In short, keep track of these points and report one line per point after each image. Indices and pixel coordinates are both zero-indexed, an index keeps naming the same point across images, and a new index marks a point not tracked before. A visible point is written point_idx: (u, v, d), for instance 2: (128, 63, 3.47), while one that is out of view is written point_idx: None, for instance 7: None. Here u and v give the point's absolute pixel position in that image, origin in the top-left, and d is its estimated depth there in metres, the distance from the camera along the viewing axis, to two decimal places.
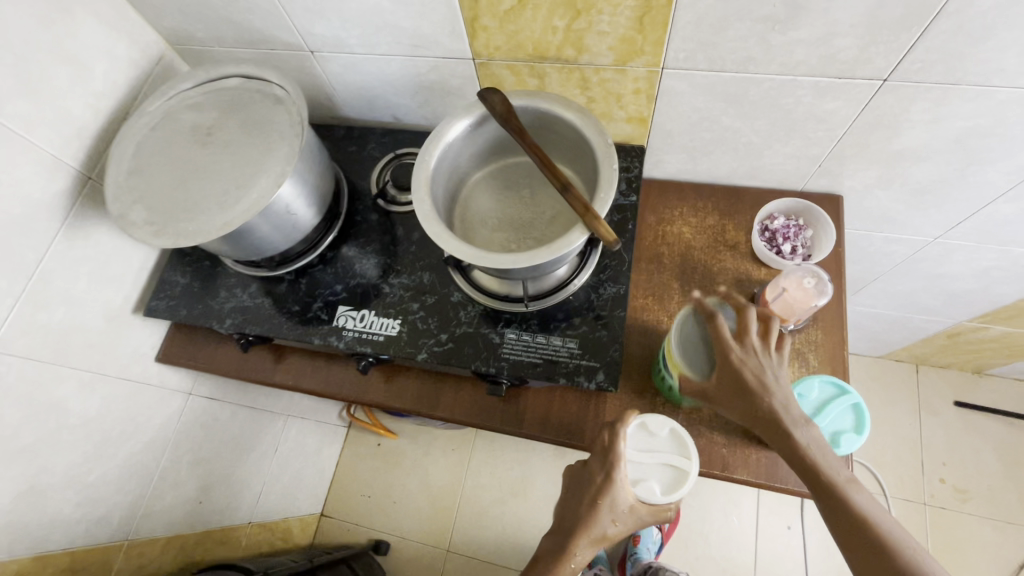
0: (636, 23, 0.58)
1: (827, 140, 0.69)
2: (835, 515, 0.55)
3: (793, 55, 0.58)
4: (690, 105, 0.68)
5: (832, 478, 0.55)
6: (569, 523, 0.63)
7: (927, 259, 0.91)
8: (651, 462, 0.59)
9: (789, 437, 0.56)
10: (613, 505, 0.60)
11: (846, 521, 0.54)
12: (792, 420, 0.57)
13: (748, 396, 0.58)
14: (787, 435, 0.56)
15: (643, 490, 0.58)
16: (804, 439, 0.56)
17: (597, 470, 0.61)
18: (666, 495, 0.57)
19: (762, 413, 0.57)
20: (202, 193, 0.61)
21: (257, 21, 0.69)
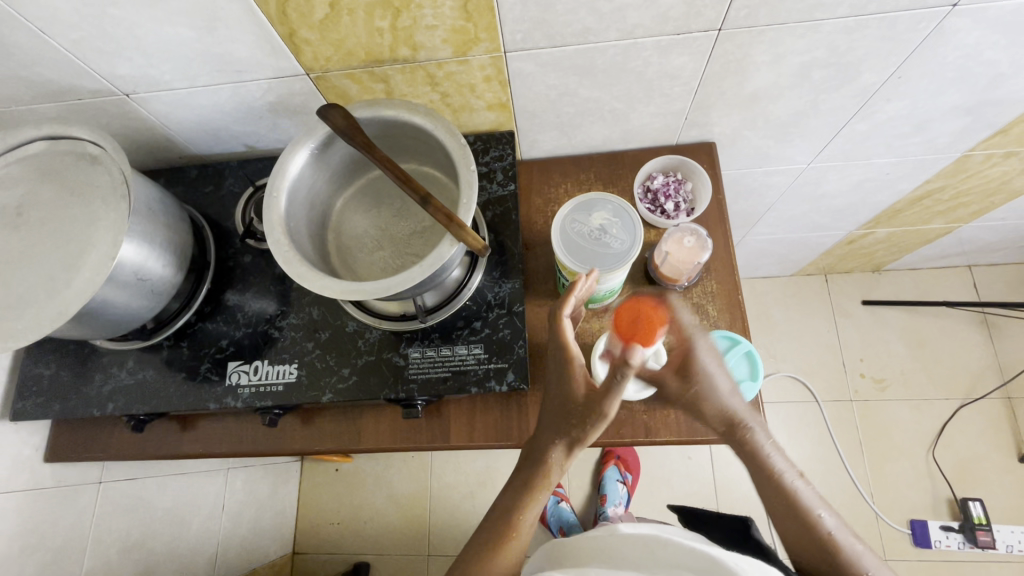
0: (461, 12, 0.54)
1: (685, 94, 0.68)
2: (787, 519, 0.56)
3: (627, 19, 0.56)
4: (545, 84, 0.66)
5: (776, 471, 0.57)
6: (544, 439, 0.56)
7: (806, 183, 0.95)
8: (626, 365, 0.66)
9: (742, 429, 0.59)
10: (592, 406, 0.54)
11: (797, 529, 0.55)
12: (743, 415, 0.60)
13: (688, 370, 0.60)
14: (742, 430, 0.59)
15: (620, 388, 0.65)
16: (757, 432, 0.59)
17: (566, 377, 0.56)
18: (640, 392, 0.65)
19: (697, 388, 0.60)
20: (25, 283, 0.54)
21: (50, 72, 0.61)
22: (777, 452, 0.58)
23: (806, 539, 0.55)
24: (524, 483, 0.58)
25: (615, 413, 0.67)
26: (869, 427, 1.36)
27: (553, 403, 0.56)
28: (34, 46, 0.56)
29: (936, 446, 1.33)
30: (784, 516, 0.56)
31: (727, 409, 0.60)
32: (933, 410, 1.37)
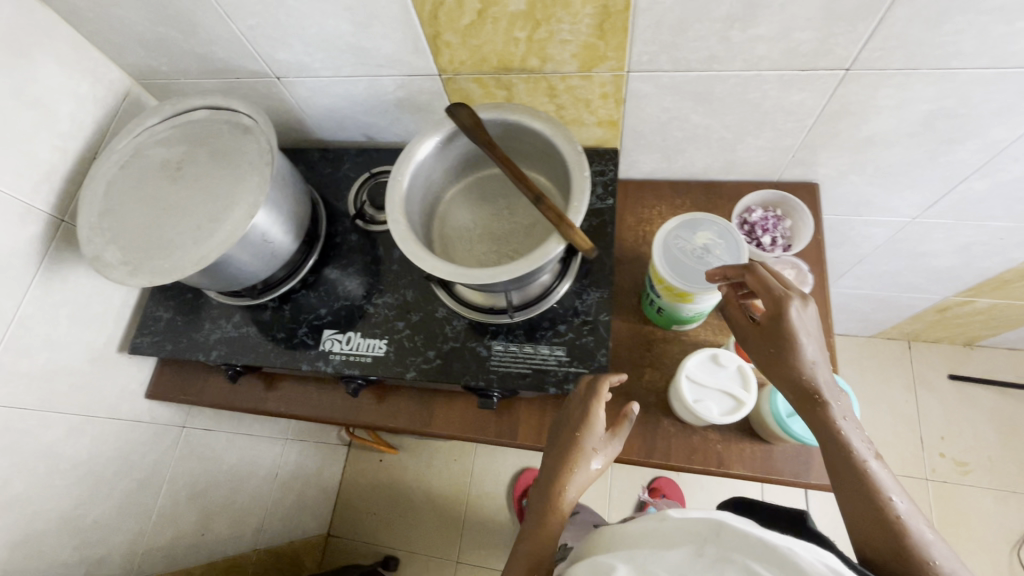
0: (596, 30, 0.57)
1: (797, 131, 0.69)
2: (861, 508, 0.47)
3: (755, 51, 0.57)
4: (659, 107, 0.68)
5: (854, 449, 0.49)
6: (558, 457, 0.57)
7: (907, 239, 0.91)
8: (710, 386, 0.60)
9: (817, 402, 0.51)
10: (595, 430, 0.57)
11: (870, 513, 0.47)
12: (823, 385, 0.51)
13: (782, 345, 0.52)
14: (822, 403, 0.51)
15: (701, 408, 0.59)
16: (838, 411, 0.51)
17: (577, 405, 0.59)
18: (723, 416, 0.58)
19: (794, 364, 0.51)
20: (177, 229, 0.61)
21: (221, 51, 0.69)
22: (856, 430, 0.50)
23: (874, 527, 0.46)
24: (540, 510, 0.55)
25: (688, 440, 0.68)
26: (944, 511, 1.25)
27: (560, 433, 0.59)
28: (215, 26, 0.64)
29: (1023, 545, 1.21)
30: (852, 499, 0.48)
31: (808, 377, 0.51)
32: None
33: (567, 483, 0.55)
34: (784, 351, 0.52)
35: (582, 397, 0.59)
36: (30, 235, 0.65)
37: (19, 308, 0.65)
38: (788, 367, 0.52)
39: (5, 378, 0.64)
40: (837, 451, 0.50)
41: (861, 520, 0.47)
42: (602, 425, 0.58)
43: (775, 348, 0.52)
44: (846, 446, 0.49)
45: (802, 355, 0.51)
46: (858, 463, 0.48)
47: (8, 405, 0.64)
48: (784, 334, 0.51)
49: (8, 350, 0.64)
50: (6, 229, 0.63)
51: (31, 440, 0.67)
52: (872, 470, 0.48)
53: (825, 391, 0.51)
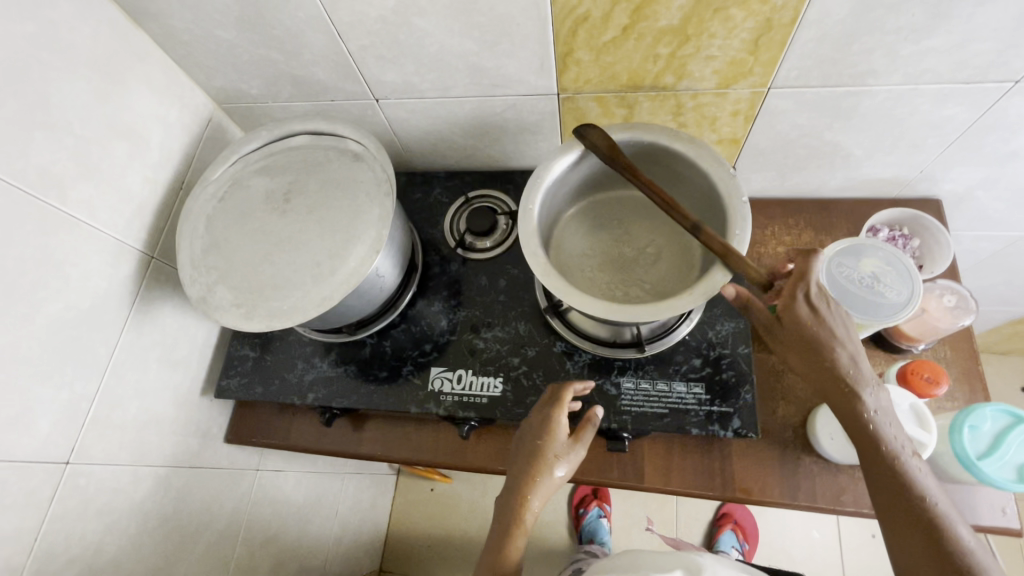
0: (750, 45, 0.53)
1: (936, 147, 0.65)
2: (894, 500, 0.48)
3: (921, 64, 0.53)
4: (791, 124, 0.64)
5: (892, 448, 0.48)
6: (519, 470, 0.57)
7: (1015, 253, 0.88)
8: None
9: (854, 401, 0.49)
10: (554, 442, 0.57)
11: (909, 511, 0.47)
12: (860, 384, 0.50)
13: (817, 350, 0.50)
14: (856, 399, 0.50)
15: None
16: (871, 404, 0.50)
17: (538, 417, 0.58)
18: None
19: (829, 365, 0.50)
20: (292, 267, 0.56)
21: (322, 73, 0.64)
22: (893, 429, 0.49)
23: (915, 529, 0.47)
24: (506, 520, 0.56)
25: (833, 479, 0.63)
26: None
27: (522, 444, 0.58)
28: (323, 47, 0.60)
29: None
30: (889, 498, 0.48)
31: (843, 376, 0.50)
32: None
33: (529, 493, 0.56)
34: (814, 351, 0.50)
35: (542, 406, 0.59)
36: (122, 275, 0.60)
37: (113, 356, 0.59)
38: (820, 364, 0.50)
39: (99, 433, 0.58)
40: (866, 443, 0.49)
41: (894, 513, 0.48)
42: (562, 435, 0.57)
43: (808, 351, 0.50)
44: (880, 440, 0.49)
45: (835, 355, 0.50)
46: (890, 460, 0.48)
47: (100, 462, 0.59)
48: (811, 336, 0.50)
49: (101, 402, 0.58)
50: (102, 270, 0.57)
51: (123, 499, 0.62)
52: (906, 462, 0.48)
53: (859, 386, 0.50)
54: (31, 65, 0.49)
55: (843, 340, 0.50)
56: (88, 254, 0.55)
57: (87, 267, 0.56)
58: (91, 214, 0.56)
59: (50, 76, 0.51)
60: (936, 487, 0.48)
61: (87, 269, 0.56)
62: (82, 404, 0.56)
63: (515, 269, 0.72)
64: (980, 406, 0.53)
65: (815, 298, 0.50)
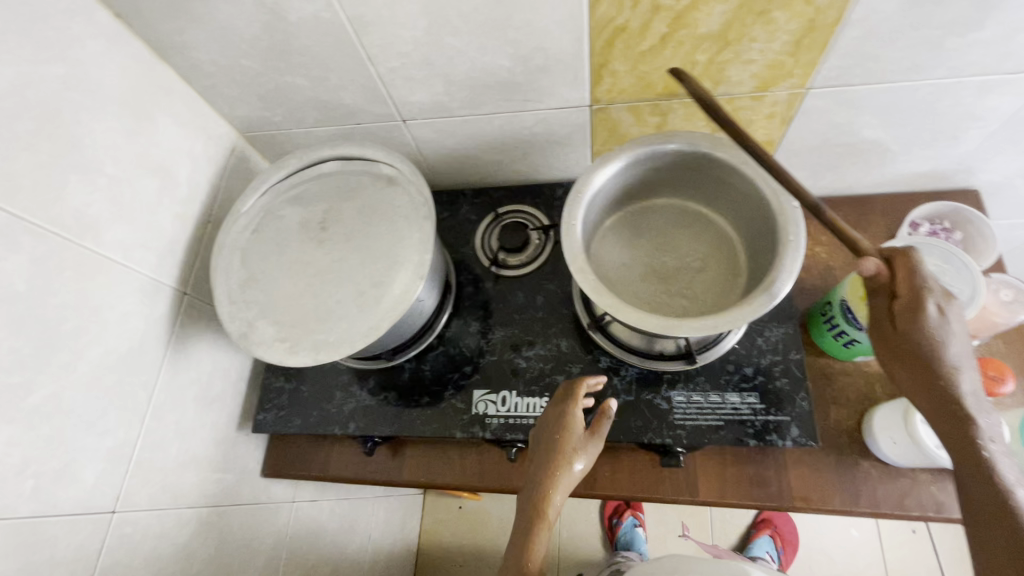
0: (791, 47, 0.52)
1: (977, 138, 0.64)
2: (991, 529, 0.42)
3: (966, 57, 0.52)
4: (828, 123, 0.63)
5: (1003, 479, 0.43)
6: (539, 467, 0.55)
7: None
8: None
9: (963, 420, 0.45)
10: (571, 434, 0.55)
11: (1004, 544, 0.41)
12: (974, 405, 0.45)
13: (923, 361, 0.46)
14: (965, 419, 0.45)
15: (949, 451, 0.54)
16: (985, 429, 0.44)
17: (555, 411, 0.57)
18: None
19: (936, 378, 0.46)
20: (335, 298, 0.54)
21: (349, 97, 0.63)
22: (1008, 462, 0.43)
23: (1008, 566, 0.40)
24: (525, 520, 0.54)
25: (895, 482, 0.61)
26: None
27: (540, 439, 0.57)
28: (351, 71, 0.59)
29: None
30: (986, 530, 0.42)
31: (952, 392, 0.45)
32: None
33: (548, 491, 0.54)
34: (922, 360, 0.46)
35: (557, 403, 0.58)
36: (158, 314, 0.58)
37: (152, 398, 0.58)
38: (926, 377, 0.46)
39: (142, 478, 0.57)
40: (970, 469, 0.44)
41: (989, 545, 0.42)
42: (579, 426, 0.56)
43: (914, 361, 0.47)
44: (990, 469, 0.43)
45: (944, 368, 0.46)
46: (998, 490, 0.42)
47: (145, 508, 0.57)
48: (925, 341, 0.46)
49: (143, 446, 0.57)
50: (138, 311, 0.56)
51: (169, 544, 0.60)
52: (1019, 499, 0.42)
53: (973, 408, 0.45)
54: (64, 107, 0.48)
55: (960, 354, 0.46)
56: (125, 296, 0.54)
57: (124, 309, 0.54)
58: (126, 255, 0.54)
59: (81, 117, 0.50)
60: None
61: (125, 311, 0.54)
62: (125, 450, 0.55)
63: (551, 284, 0.71)
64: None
65: (940, 301, 0.46)
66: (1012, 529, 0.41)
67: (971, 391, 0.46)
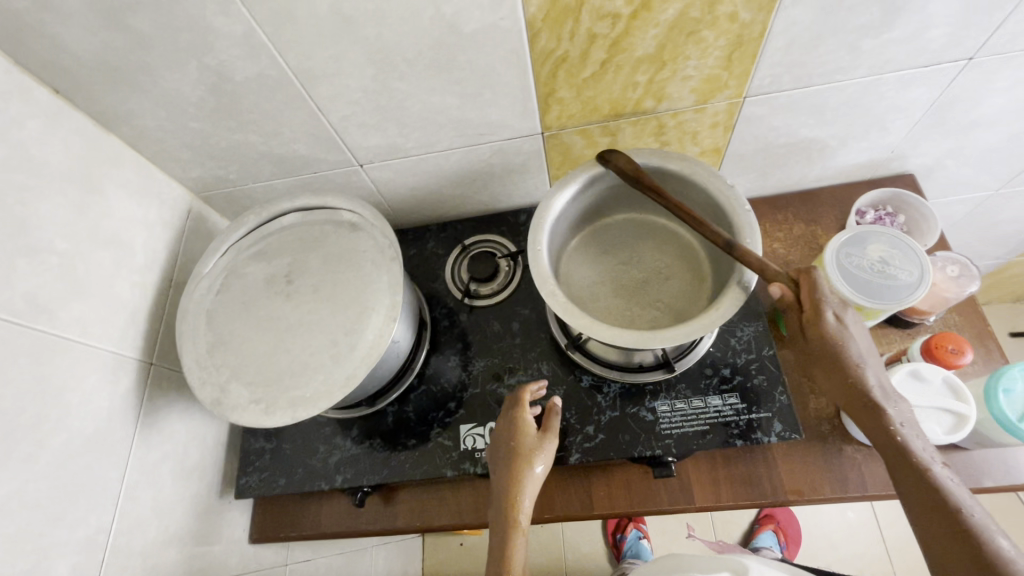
0: (723, 61, 0.55)
1: (904, 127, 0.68)
2: (922, 504, 0.46)
3: (883, 56, 0.56)
4: (767, 127, 0.66)
5: (919, 457, 0.47)
6: (498, 477, 0.57)
7: (986, 212, 0.92)
8: (924, 407, 0.56)
9: (876, 410, 0.50)
10: (524, 436, 0.58)
11: (935, 513, 0.45)
12: (883, 395, 0.51)
13: (834, 362, 0.52)
14: (878, 410, 0.50)
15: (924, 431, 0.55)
16: (896, 416, 0.50)
17: (505, 420, 0.60)
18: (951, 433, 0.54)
19: (848, 375, 0.51)
20: (309, 351, 0.53)
21: (303, 148, 0.63)
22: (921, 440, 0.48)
23: (944, 534, 0.44)
24: (501, 534, 0.55)
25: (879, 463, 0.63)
26: None
27: (497, 450, 0.59)
28: (302, 122, 0.59)
29: None
30: (918, 505, 0.46)
31: (863, 386, 0.51)
32: None
33: (517, 496, 0.55)
34: (835, 363, 0.52)
35: (506, 413, 0.61)
36: (124, 390, 0.56)
37: (125, 478, 0.55)
38: (841, 379, 0.52)
39: (121, 565, 0.54)
40: (890, 453, 0.49)
41: (925, 520, 0.45)
42: (530, 428, 0.59)
43: (829, 364, 0.52)
44: (907, 449, 0.48)
45: (852, 364, 0.51)
46: (919, 467, 0.47)
47: None
48: (834, 348, 0.52)
49: (120, 530, 0.54)
50: (102, 390, 0.54)
51: None
52: (938, 472, 0.46)
53: (880, 398, 0.50)
54: (8, 188, 0.47)
55: (862, 352, 0.52)
56: (87, 376, 0.52)
57: (87, 389, 0.52)
58: (84, 333, 0.52)
59: (25, 198, 0.48)
60: (974, 501, 0.45)
61: (87, 391, 0.52)
62: (100, 538, 0.52)
63: (525, 309, 0.71)
64: (1005, 368, 0.55)
65: (836, 309, 0.52)
66: (938, 502, 0.45)
67: (879, 383, 0.51)
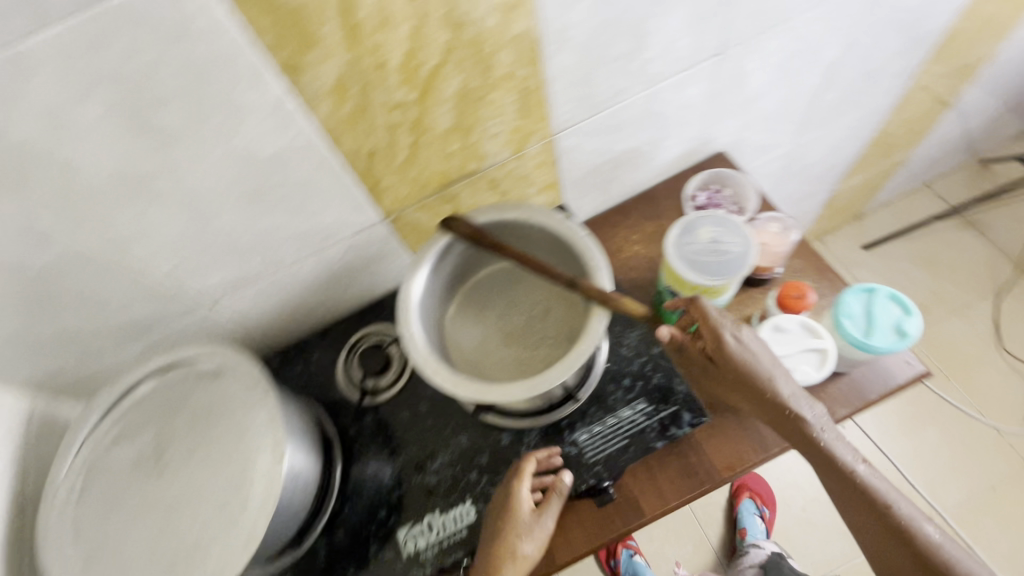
0: (519, 112, 0.60)
1: (697, 118, 0.77)
2: (849, 494, 0.57)
3: (649, 71, 0.64)
4: (586, 152, 0.72)
5: (840, 457, 0.57)
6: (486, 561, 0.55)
7: (797, 160, 1.05)
8: (796, 353, 0.61)
9: (799, 422, 0.57)
10: (518, 516, 0.56)
11: (864, 502, 0.56)
12: (795, 403, 0.57)
13: (749, 387, 0.58)
14: (800, 421, 0.57)
15: (802, 374, 0.61)
16: (815, 424, 0.57)
17: (502, 499, 0.58)
18: (822, 369, 0.61)
19: (766, 397, 0.57)
20: (198, 524, 0.49)
21: (140, 309, 0.59)
22: (837, 439, 0.57)
23: (869, 515, 0.56)
24: None
25: None
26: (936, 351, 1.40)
27: (489, 531, 0.57)
28: (128, 285, 0.56)
29: (1004, 343, 1.38)
30: (844, 494, 0.57)
31: (781, 400, 0.57)
32: (979, 313, 1.42)
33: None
34: (752, 388, 0.57)
35: (504, 485, 0.59)
36: None
37: None
38: (760, 398, 0.57)
39: None
40: (826, 462, 0.57)
41: (854, 506, 0.57)
42: (527, 507, 0.57)
43: (746, 390, 0.58)
44: (830, 453, 0.57)
45: (769, 386, 0.57)
46: (842, 467, 0.57)
47: None
48: (746, 373, 0.57)
49: None
50: None
51: None
52: (856, 466, 0.57)
53: (796, 407, 0.57)
54: None
55: (769, 366, 0.58)
56: None
57: None
58: None
59: None
60: (878, 476, 0.57)
61: None
62: None
63: (429, 388, 0.70)
64: (844, 298, 0.62)
65: (733, 331, 0.58)
66: (863, 494, 0.56)
67: (791, 391, 0.58)
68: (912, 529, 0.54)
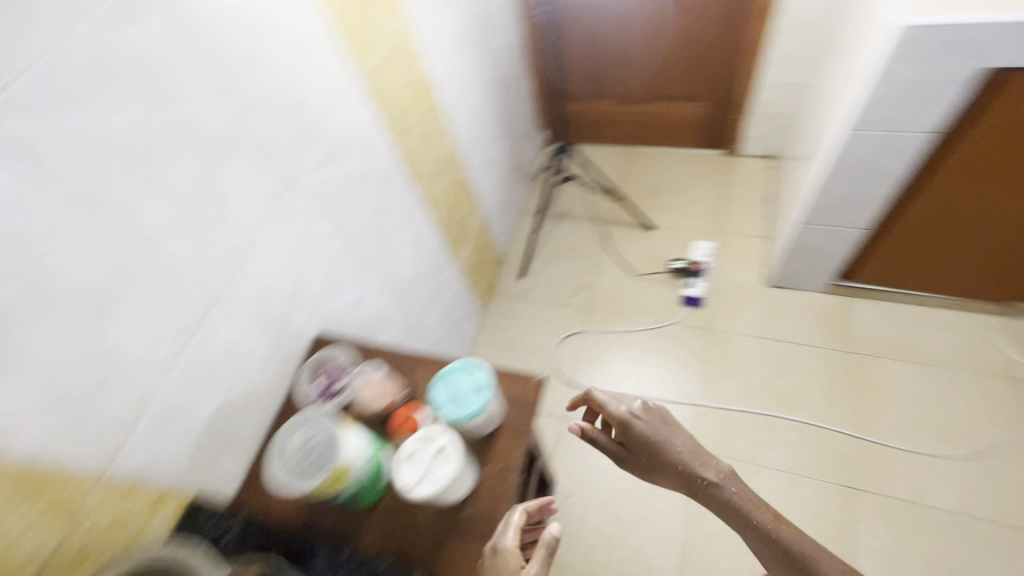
0: (30, 500, 0.55)
1: (257, 341, 0.83)
2: (720, 504, 0.84)
3: (154, 363, 0.67)
4: (167, 450, 0.70)
5: (726, 479, 0.84)
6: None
7: (395, 283, 1.23)
8: (427, 465, 0.68)
9: (680, 462, 0.83)
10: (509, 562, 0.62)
11: (730, 505, 0.83)
12: (688, 460, 0.84)
13: (661, 457, 0.83)
14: (692, 468, 0.83)
15: (444, 474, 0.68)
16: (694, 462, 0.84)
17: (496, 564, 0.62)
18: (453, 455, 0.68)
19: (679, 468, 0.83)
20: None
21: None
22: (709, 469, 0.84)
23: (734, 512, 0.83)
24: None
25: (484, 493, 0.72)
26: (608, 305, 1.77)
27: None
28: None
29: (630, 269, 1.82)
30: (717, 503, 0.84)
31: (667, 450, 0.83)
32: (606, 264, 1.86)
33: None
34: (679, 467, 0.83)
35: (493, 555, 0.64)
36: None
37: None
38: (673, 466, 0.83)
39: None
40: (696, 485, 0.84)
41: (721, 509, 0.84)
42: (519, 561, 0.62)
43: (675, 471, 0.83)
44: (713, 483, 0.83)
45: (678, 454, 0.83)
46: (712, 487, 0.83)
47: None
48: (655, 443, 0.83)
49: None
50: None
51: None
52: (756, 501, 0.83)
53: (697, 465, 0.83)
54: None
55: (688, 455, 0.84)
56: None
57: None
58: None
59: None
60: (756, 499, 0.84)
61: None
62: None
63: None
64: (432, 400, 0.75)
65: (647, 416, 0.85)
66: (752, 505, 0.83)
67: (689, 452, 0.84)
68: (767, 523, 0.81)
